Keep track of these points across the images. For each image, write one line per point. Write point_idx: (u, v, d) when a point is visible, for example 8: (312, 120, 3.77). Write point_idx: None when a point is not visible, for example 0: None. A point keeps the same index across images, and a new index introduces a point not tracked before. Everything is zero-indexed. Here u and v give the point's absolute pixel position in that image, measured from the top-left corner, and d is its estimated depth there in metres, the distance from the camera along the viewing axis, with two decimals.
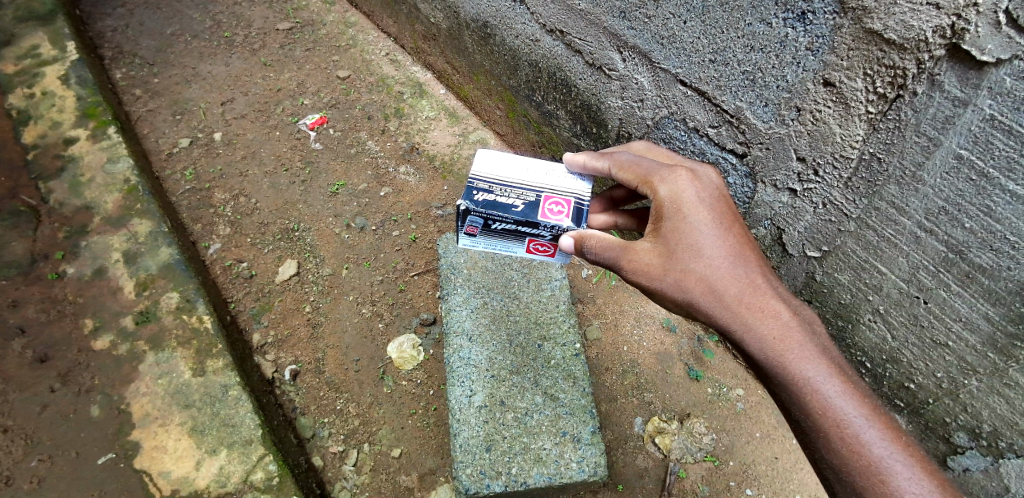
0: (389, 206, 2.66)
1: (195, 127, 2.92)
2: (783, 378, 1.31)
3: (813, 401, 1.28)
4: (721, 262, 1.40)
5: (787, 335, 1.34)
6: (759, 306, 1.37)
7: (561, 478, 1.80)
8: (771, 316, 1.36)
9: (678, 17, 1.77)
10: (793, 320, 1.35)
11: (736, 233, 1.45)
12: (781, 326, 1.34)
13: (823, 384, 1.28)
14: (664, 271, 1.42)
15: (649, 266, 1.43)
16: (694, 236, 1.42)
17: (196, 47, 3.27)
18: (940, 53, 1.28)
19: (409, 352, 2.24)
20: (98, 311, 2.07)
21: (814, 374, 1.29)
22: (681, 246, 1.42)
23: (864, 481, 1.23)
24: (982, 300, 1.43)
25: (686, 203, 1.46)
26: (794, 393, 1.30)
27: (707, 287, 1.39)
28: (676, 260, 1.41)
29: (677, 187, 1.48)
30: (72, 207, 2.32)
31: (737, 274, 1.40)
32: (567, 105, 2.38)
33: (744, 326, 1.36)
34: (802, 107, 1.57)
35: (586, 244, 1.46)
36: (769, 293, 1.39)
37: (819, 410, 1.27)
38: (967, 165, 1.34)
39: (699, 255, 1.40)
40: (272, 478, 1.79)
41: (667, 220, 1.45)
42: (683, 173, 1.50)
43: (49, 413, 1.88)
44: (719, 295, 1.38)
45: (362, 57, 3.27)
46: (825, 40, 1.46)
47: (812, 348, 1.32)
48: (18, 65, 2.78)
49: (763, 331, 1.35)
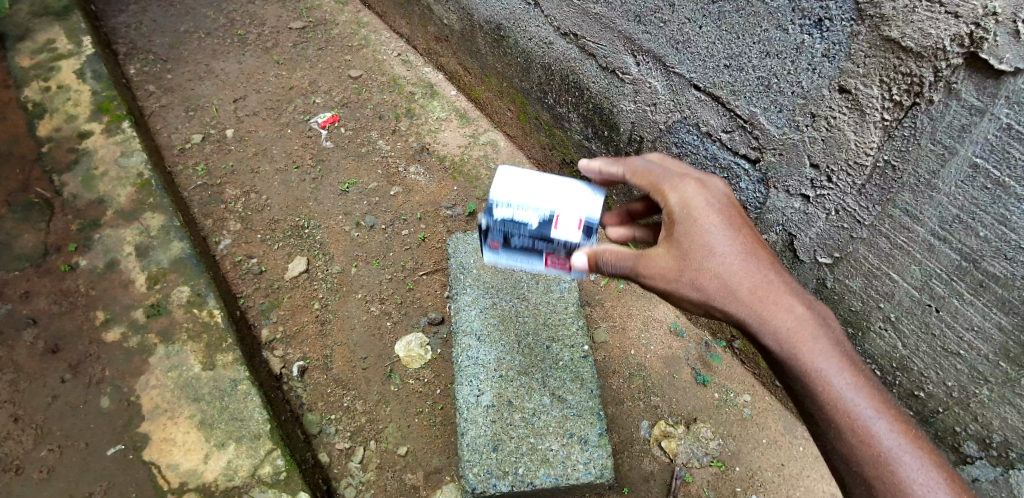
0: (398, 205, 2.67)
1: (207, 123, 2.94)
2: (796, 370, 1.32)
3: (825, 393, 1.28)
4: (735, 260, 1.40)
5: (801, 327, 1.33)
6: (772, 299, 1.36)
7: (568, 479, 1.80)
8: (784, 310, 1.35)
9: (693, 22, 1.77)
10: (806, 314, 1.35)
11: (748, 230, 1.46)
12: (794, 320, 1.34)
13: (835, 376, 1.28)
14: (679, 273, 1.42)
15: (665, 269, 1.42)
16: (709, 236, 1.41)
17: (210, 44, 3.29)
18: (958, 62, 1.28)
19: (417, 351, 2.25)
20: (110, 304, 2.08)
21: (826, 367, 1.29)
22: (695, 247, 1.41)
23: (873, 471, 1.24)
24: (995, 309, 1.43)
25: (700, 205, 1.45)
26: (806, 384, 1.30)
27: (720, 284, 1.39)
28: (690, 261, 1.41)
29: (690, 191, 1.47)
30: (85, 201, 2.34)
31: (749, 270, 1.39)
32: (579, 108, 2.39)
33: (757, 319, 1.36)
34: (817, 113, 1.58)
35: (603, 256, 1.44)
36: (782, 287, 1.38)
37: (830, 401, 1.27)
38: (983, 174, 1.34)
39: (713, 255, 1.40)
40: (279, 473, 1.80)
41: (681, 222, 1.43)
42: (694, 178, 1.50)
43: (59, 404, 1.89)
44: (733, 292, 1.38)
45: (374, 58, 3.29)
46: (842, 47, 1.46)
47: (825, 341, 1.32)
48: (34, 59, 2.81)
49: (777, 325, 1.34)
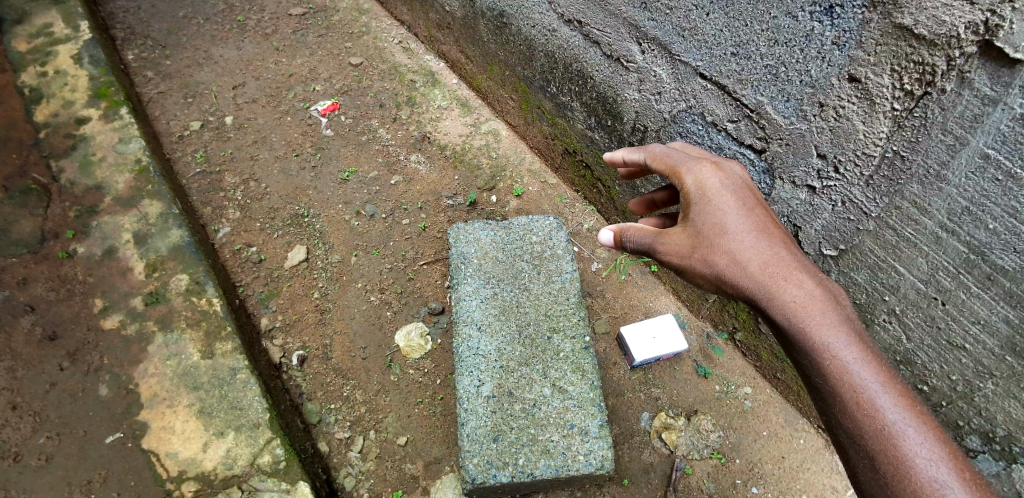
0: (399, 194, 2.65)
1: (206, 110, 2.91)
2: (804, 343, 1.30)
3: (831, 365, 1.26)
4: (747, 239, 1.42)
5: (810, 302, 1.33)
6: (782, 274, 1.37)
7: (568, 470, 1.79)
8: (795, 285, 1.35)
9: (700, 9, 1.75)
10: (816, 289, 1.34)
11: (762, 213, 1.47)
12: (804, 295, 1.34)
13: (842, 349, 1.26)
14: (691, 249, 1.45)
15: (679, 246, 1.47)
16: (721, 215, 1.45)
17: (209, 30, 3.26)
18: (972, 50, 1.26)
19: (417, 341, 2.24)
20: (108, 291, 2.07)
21: (834, 339, 1.27)
22: (707, 225, 1.45)
23: (876, 444, 1.20)
24: (1002, 302, 1.42)
25: (714, 188, 1.48)
26: (813, 356, 1.28)
27: (731, 260, 1.41)
28: (704, 238, 1.44)
29: (705, 176, 1.51)
30: (83, 187, 2.31)
31: (761, 248, 1.41)
32: (582, 97, 2.36)
33: (767, 294, 1.36)
34: (826, 103, 1.55)
35: (624, 234, 1.54)
36: (794, 264, 1.39)
37: (834, 373, 1.25)
38: (994, 165, 1.32)
39: (725, 232, 1.43)
40: (279, 462, 1.79)
41: (695, 204, 1.47)
42: (709, 164, 1.53)
43: (57, 391, 1.88)
44: (744, 268, 1.40)
45: (375, 45, 3.25)
46: (852, 35, 1.44)
47: (835, 315, 1.31)
48: (31, 44, 2.77)
49: (787, 298, 1.34)
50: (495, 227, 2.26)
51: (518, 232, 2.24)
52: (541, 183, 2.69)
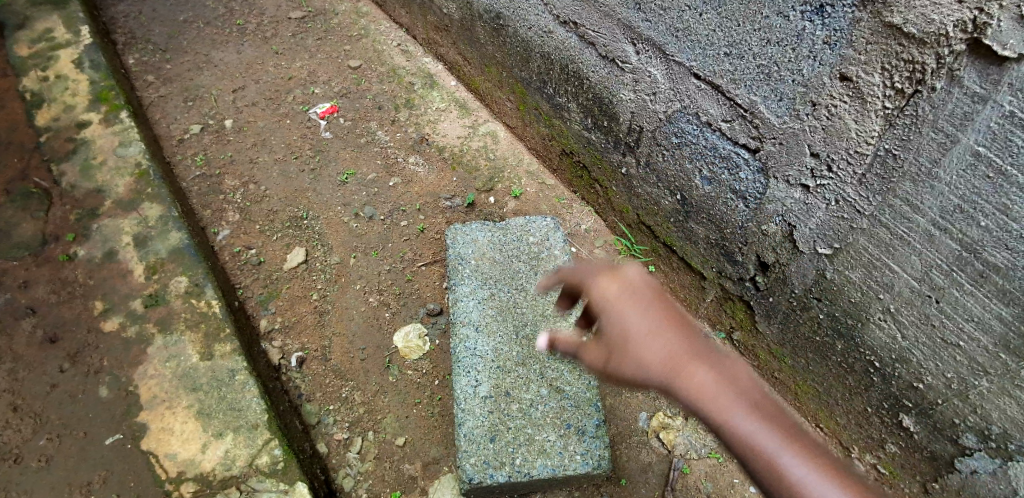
0: (397, 196, 2.66)
1: (206, 113, 2.93)
2: (747, 465, 1.10)
3: (749, 450, 1.10)
4: (659, 353, 1.21)
5: (735, 412, 1.13)
6: (701, 387, 1.16)
7: (565, 470, 1.79)
8: (717, 396, 1.15)
9: (694, 9, 1.77)
10: (718, 379, 1.17)
11: (669, 314, 1.27)
12: (728, 405, 1.14)
13: (786, 464, 1.07)
14: (604, 360, 1.24)
15: (599, 365, 1.26)
16: (629, 323, 1.25)
17: (209, 34, 3.28)
18: (961, 48, 1.27)
19: (415, 342, 2.24)
20: (108, 294, 2.08)
21: (773, 453, 1.09)
22: (609, 328, 1.26)
23: None
24: (995, 299, 1.42)
25: (615, 298, 1.28)
26: (762, 479, 1.09)
27: (651, 381, 1.20)
28: (620, 355, 1.23)
29: (603, 285, 1.30)
30: (83, 191, 2.33)
31: (678, 360, 1.20)
32: (578, 98, 2.38)
33: (693, 414, 1.15)
34: (818, 102, 1.56)
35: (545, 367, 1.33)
36: (712, 367, 1.18)
37: (761, 464, 1.09)
38: (984, 162, 1.33)
39: (634, 342, 1.22)
40: (277, 462, 1.80)
41: (606, 323, 1.27)
42: (606, 270, 1.33)
43: (57, 393, 1.89)
44: (666, 389, 1.18)
45: (374, 48, 3.27)
46: (842, 34, 1.46)
47: (763, 422, 1.12)
48: (32, 48, 2.80)
49: (713, 417, 1.14)
50: (493, 228, 2.27)
51: (515, 233, 2.25)
52: (539, 184, 2.70)
